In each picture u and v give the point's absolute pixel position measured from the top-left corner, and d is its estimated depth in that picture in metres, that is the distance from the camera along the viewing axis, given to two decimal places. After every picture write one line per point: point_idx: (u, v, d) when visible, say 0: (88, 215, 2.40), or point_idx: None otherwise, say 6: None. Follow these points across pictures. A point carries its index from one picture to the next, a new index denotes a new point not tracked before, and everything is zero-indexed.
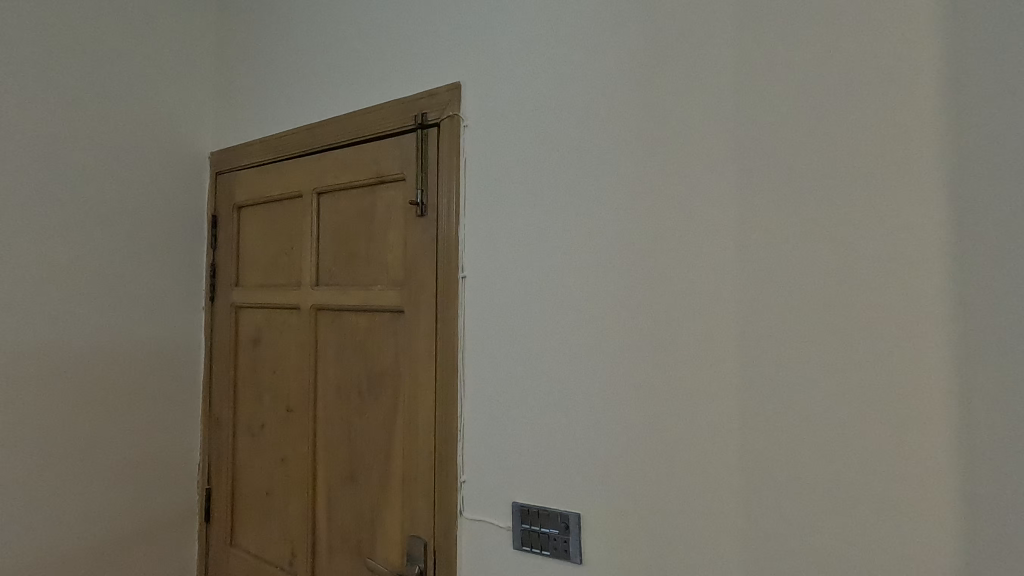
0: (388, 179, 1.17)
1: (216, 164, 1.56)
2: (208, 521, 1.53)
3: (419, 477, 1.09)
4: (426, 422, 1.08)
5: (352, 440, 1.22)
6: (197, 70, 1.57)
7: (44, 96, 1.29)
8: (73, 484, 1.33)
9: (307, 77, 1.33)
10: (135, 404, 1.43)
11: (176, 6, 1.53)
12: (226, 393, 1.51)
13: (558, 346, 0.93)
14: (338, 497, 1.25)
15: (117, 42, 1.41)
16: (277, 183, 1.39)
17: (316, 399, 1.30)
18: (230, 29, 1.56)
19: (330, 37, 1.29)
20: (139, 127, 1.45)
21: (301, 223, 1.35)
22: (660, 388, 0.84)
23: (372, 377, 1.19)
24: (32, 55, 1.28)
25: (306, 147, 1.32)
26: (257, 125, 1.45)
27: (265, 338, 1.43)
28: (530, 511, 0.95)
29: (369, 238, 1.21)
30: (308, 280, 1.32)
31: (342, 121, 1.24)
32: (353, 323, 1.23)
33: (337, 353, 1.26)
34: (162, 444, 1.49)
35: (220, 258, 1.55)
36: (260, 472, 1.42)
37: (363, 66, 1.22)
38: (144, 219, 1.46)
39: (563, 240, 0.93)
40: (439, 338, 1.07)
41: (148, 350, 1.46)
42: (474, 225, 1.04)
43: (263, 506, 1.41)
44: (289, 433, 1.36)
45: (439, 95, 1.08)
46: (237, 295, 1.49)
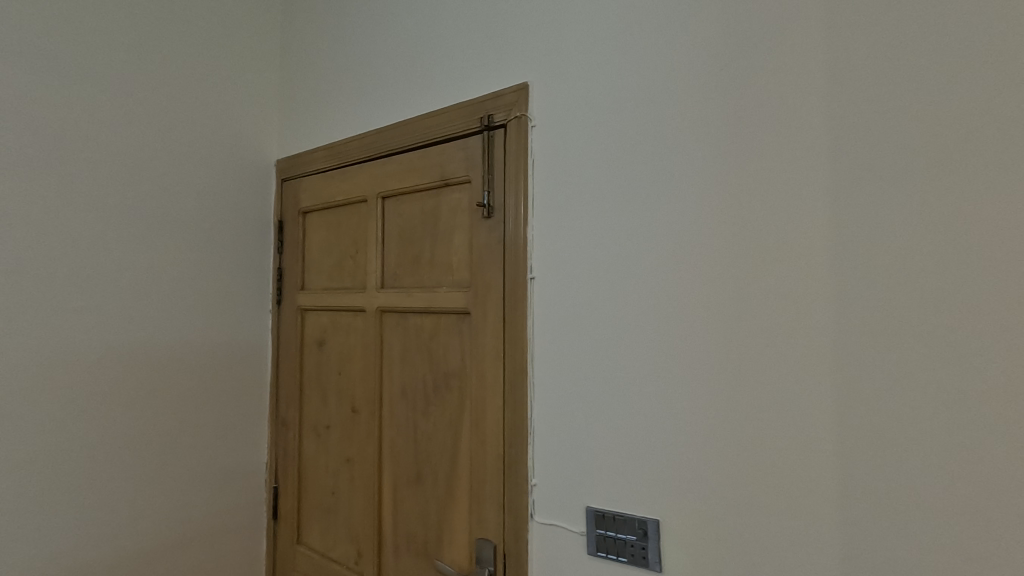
0: (453, 182, 1.17)
1: (282, 171, 1.61)
2: (276, 519, 1.58)
3: (487, 480, 1.09)
4: (493, 425, 1.08)
5: (418, 442, 1.23)
6: (264, 82, 1.63)
7: (129, 110, 1.35)
8: (154, 482, 1.38)
9: (372, 82, 1.36)
10: (209, 406, 1.48)
11: (245, 22, 1.60)
12: (292, 393, 1.55)
13: (632, 347, 0.92)
14: (404, 498, 1.26)
15: (192, 54, 1.47)
16: (342, 188, 1.42)
17: (381, 400, 1.31)
18: (295, 41, 1.62)
19: (394, 43, 1.31)
20: (211, 136, 1.51)
21: (365, 228, 1.38)
22: (746, 390, 0.81)
23: (438, 379, 1.20)
24: (118, 71, 1.34)
25: (370, 153, 1.34)
26: (322, 132, 1.49)
27: (330, 340, 1.46)
28: (606, 516, 0.93)
29: (434, 241, 1.22)
30: (373, 284, 1.34)
31: (406, 125, 1.26)
32: (418, 325, 1.24)
33: (401, 354, 1.27)
34: (233, 444, 1.53)
35: (287, 262, 1.59)
36: (326, 472, 1.45)
37: (426, 70, 1.24)
38: (217, 226, 1.51)
39: (637, 240, 0.91)
40: (507, 340, 1.07)
41: (220, 352, 1.51)
42: (542, 225, 1.03)
43: (329, 505, 1.44)
44: (355, 434, 1.38)
45: (506, 96, 1.08)
46: (303, 298, 1.53)
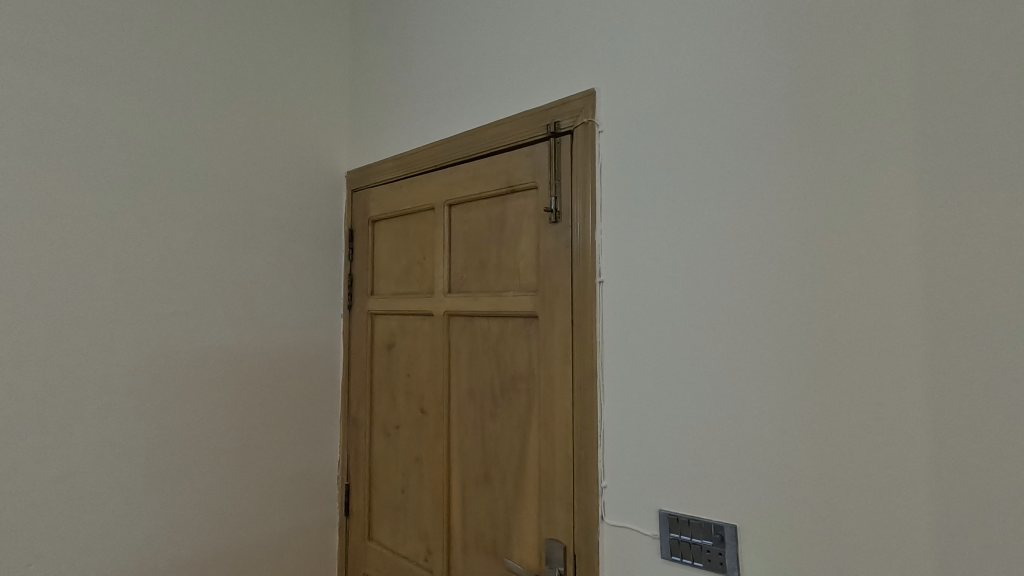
0: (519, 188, 1.20)
1: (352, 182, 1.69)
2: (348, 515, 1.64)
3: (556, 481, 1.10)
4: (562, 426, 1.10)
5: (486, 443, 1.26)
6: (335, 97, 1.72)
7: (215, 127, 1.45)
8: (240, 477, 1.46)
9: (439, 93, 1.41)
10: (287, 406, 1.56)
11: (317, 42, 1.69)
12: (363, 394, 1.61)
13: (705, 349, 0.91)
14: (473, 498, 1.29)
15: (272, 74, 1.57)
16: (410, 197, 1.48)
17: (449, 401, 1.35)
18: (363, 58, 1.70)
19: (460, 55, 1.36)
20: (288, 151, 1.60)
21: (432, 234, 1.43)
22: (828, 395, 0.79)
23: (505, 382, 1.22)
24: (207, 93, 1.44)
25: (438, 162, 1.39)
26: (391, 144, 1.56)
27: (399, 343, 1.52)
28: (679, 519, 0.93)
29: (500, 246, 1.25)
30: (441, 288, 1.38)
31: (473, 134, 1.30)
32: (485, 329, 1.27)
33: (469, 357, 1.31)
34: (309, 442, 1.61)
35: (357, 269, 1.67)
36: (395, 471, 1.51)
37: (493, 80, 1.27)
38: (294, 235, 1.60)
39: (710, 243, 0.91)
40: (575, 343, 1.08)
41: (297, 355, 1.59)
42: (610, 229, 1.05)
43: (399, 503, 1.49)
44: (423, 434, 1.43)
45: (572, 103, 1.10)
46: (373, 303, 1.59)
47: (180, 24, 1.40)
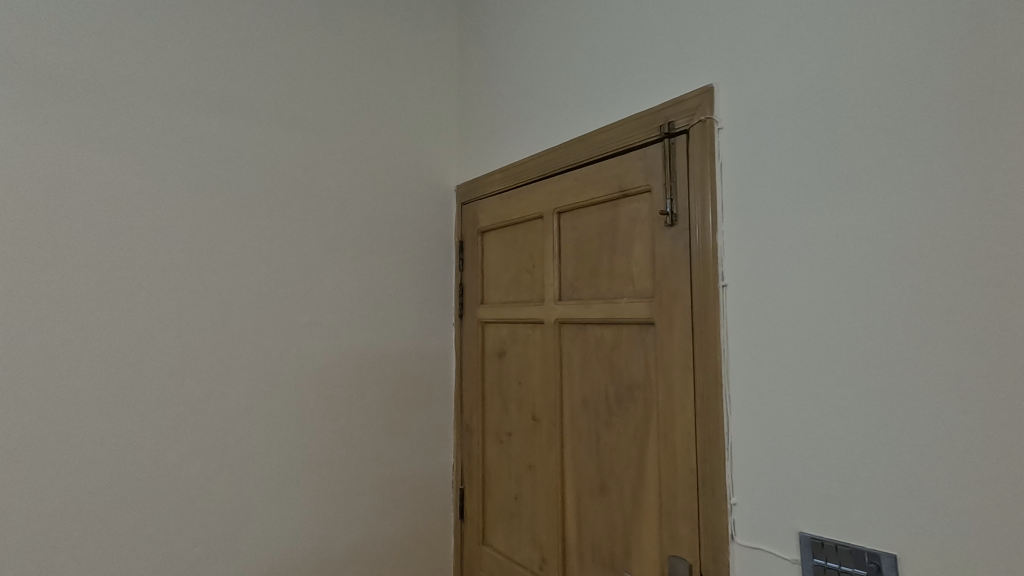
0: (631, 193, 1.18)
1: (462, 195, 1.74)
2: (463, 519, 1.69)
3: (678, 496, 1.05)
4: (684, 438, 1.05)
5: (601, 452, 1.24)
6: (445, 114, 1.79)
7: (340, 150, 1.57)
8: (366, 477, 1.55)
9: (547, 103, 1.43)
10: (407, 411, 1.63)
11: (429, 63, 1.77)
12: (475, 401, 1.65)
13: (849, 357, 0.84)
14: (588, 508, 1.27)
15: (389, 98, 1.67)
16: (518, 207, 1.50)
17: (562, 409, 1.35)
18: (470, 75, 1.76)
19: (569, 64, 1.37)
20: (404, 168, 1.69)
21: (542, 243, 1.43)
22: (1010, 411, 0.70)
23: (621, 391, 1.19)
24: (333, 119, 1.56)
25: (546, 171, 1.40)
26: (499, 156, 1.60)
27: (510, 351, 1.54)
28: (824, 545, 0.85)
29: (612, 253, 1.23)
30: (551, 296, 1.38)
31: (582, 141, 1.30)
32: (598, 336, 1.26)
33: (582, 365, 1.29)
34: (426, 446, 1.67)
35: (467, 279, 1.72)
36: (508, 477, 1.52)
37: (602, 85, 1.27)
38: (409, 247, 1.68)
39: (854, 242, 0.84)
40: (696, 351, 1.03)
41: (414, 362, 1.66)
42: (733, 230, 0.99)
43: (512, 510, 1.51)
44: (536, 442, 1.43)
45: (687, 101, 1.07)
46: (484, 312, 1.63)
47: (310, 58, 1.54)
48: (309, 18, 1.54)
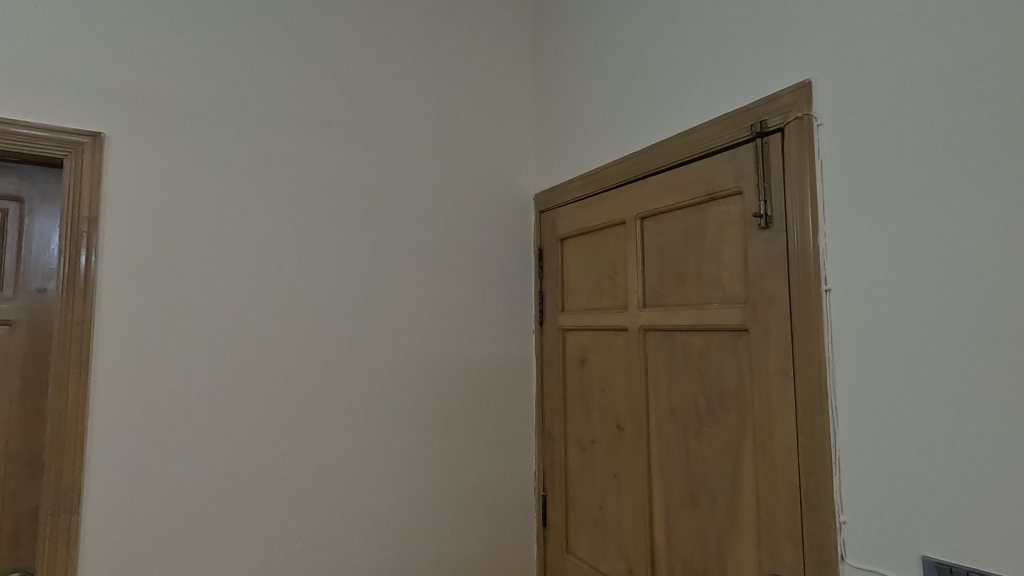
0: (720, 196, 1.15)
1: (540, 203, 1.76)
2: (545, 525, 1.68)
3: (779, 511, 1.00)
4: (784, 450, 1.00)
5: (691, 462, 1.20)
6: (523, 123, 1.82)
7: (425, 164, 1.62)
8: (451, 481, 1.58)
9: (629, 108, 1.42)
10: (489, 417, 1.66)
11: (507, 74, 1.80)
12: (557, 408, 1.65)
13: (976, 366, 0.77)
14: (678, 520, 1.23)
15: (469, 111, 1.72)
16: (599, 213, 1.50)
17: (647, 417, 1.32)
18: (548, 83, 1.78)
19: (652, 67, 1.35)
20: (485, 178, 1.72)
21: (624, 248, 1.42)
22: None
23: (712, 400, 1.15)
24: (418, 134, 1.62)
25: (629, 176, 1.39)
26: (579, 163, 1.60)
27: (592, 358, 1.53)
28: (952, 571, 0.78)
29: (700, 257, 1.19)
30: (635, 302, 1.36)
31: (667, 145, 1.28)
32: (686, 343, 1.22)
33: (669, 372, 1.26)
34: (509, 452, 1.69)
35: (547, 286, 1.72)
36: (592, 485, 1.51)
37: (687, 87, 1.24)
38: (490, 256, 1.71)
39: (979, 240, 0.77)
40: (796, 359, 0.99)
41: (496, 368, 1.69)
42: (836, 231, 0.94)
43: (596, 518, 1.49)
44: (621, 451, 1.41)
45: (781, 98, 1.03)
46: (565, 318, 1.63)
47: (396, 77, 1.61)
48: (395, 40, 1.62)
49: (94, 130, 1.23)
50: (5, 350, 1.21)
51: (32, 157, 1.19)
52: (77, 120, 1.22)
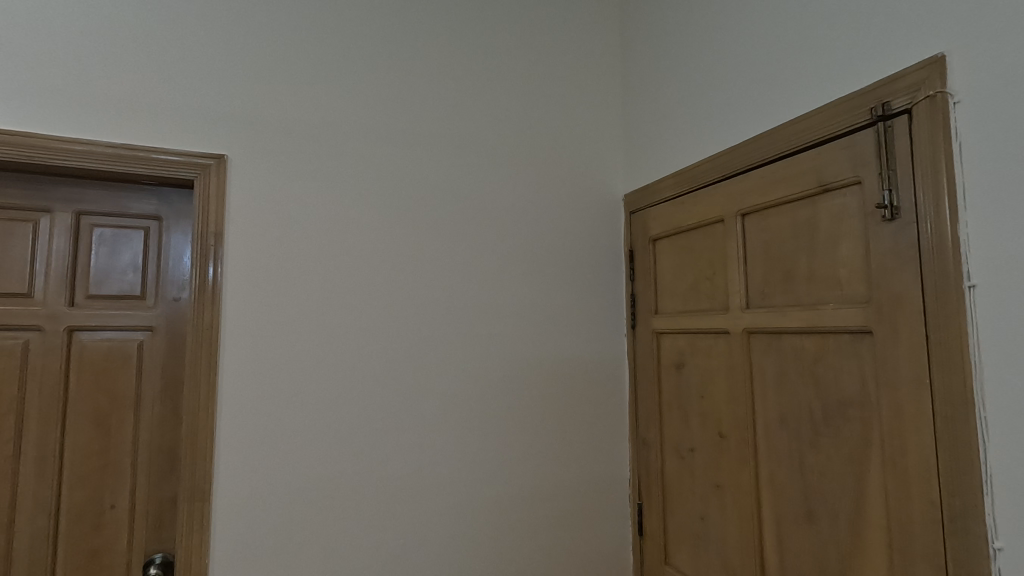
0: (834, 187, 1.06)
1: (630, 203, 1.72)
2: (642, 535, 1.63)
3: (915, 533, 0.91)
4: (920, 465, 0.90)
5: (806, 475, 1.11)
6: (610, 123, 1.79)
7: (514, 168, 1.64)
8: (545, 485, 1.57)
9: (727, 100, 1.35)
10: (582, 422, 1.64)
11: (593, 75, 1.78)
12: (652, 414, 1.60)
13: None
14: (792, 536, 1.14)
15: (557, 115, 1.72)
16: (695, 211, 1.44)
17: (754, 426, 1.24)
18: (636, 81, 1.74)
19: (752, 55, 1.28)
20: (573, 181, 1.71)
21: (723, 247, 1.35)
22: None
23: (830, 408, 1.07)
24: (506, 139, 1.64)
25: (728, 171, 1.32)
26: (672, 160, 1.55)
27: (689, 362, 1.46)
28: None
29: (812, 254, 1.11)
30: (737, 303, 1.29)
31: (771, 136, 1.20)
32: (797, 347, 1.14)
33: (777, 378, 1.18)
34: (601, 459, 1.65)
35: (639, 288, 1.68)
36: (692, 495, 1.44)
37: (794, 73, 1.17)
38: (580, 259, 1.69)
39: None
40: (933, 363, 0.89)
41: (588, 373, 1.66)
42: (980, 219, 0.84)
43: (698, 531, 1.42)
44: (724, 460, 1.33)
45: (907, 76, 0.93)
46: (659, 321, 1.58)
47: (485, 85, 1.63)
48: (484, 50, 1.65)
49: (219, 152, 1.35)
50: (149, 353, 1.35)
51: (168, 179, 1.32)
52: (204, 143, 1.34)
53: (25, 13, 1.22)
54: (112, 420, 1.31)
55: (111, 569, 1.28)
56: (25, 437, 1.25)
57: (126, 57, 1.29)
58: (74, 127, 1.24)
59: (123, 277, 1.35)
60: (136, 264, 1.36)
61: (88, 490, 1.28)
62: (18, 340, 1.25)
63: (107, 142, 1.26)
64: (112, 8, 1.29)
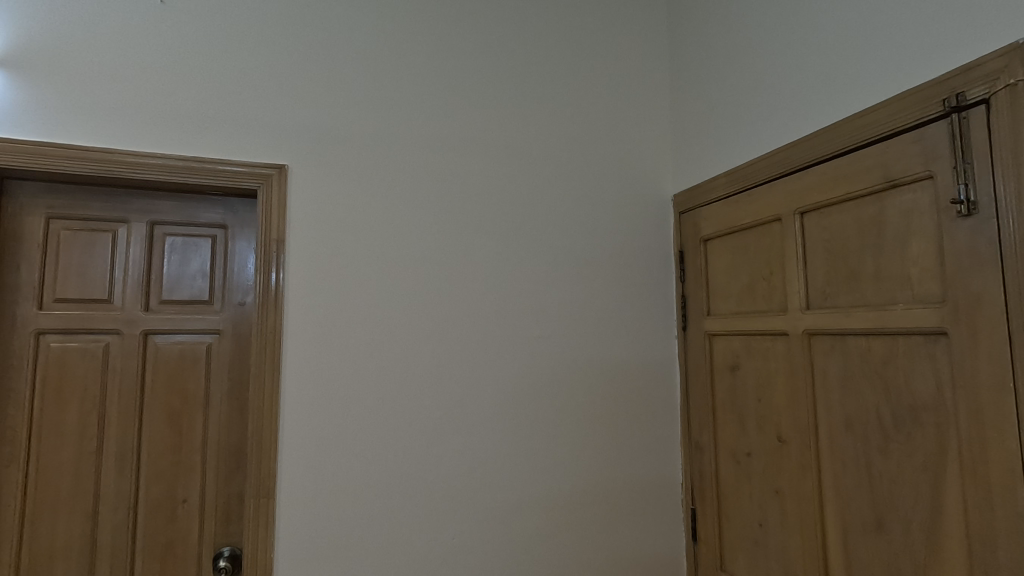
0: (903, 182, 1.02)
1: (680, 203, 1.69)
2: (696, 541, 1.59)
3: (999, 546, 0.86)
4: (1004, 474, 0.86)
5: (876, 483, 1.07)
6: (658, 123, 1.77)
7: (562, 171, 1.64)
8: (596, 489, 1.57)
9: (782, 97, 1.31)
10: (633, 426, 1.62)
11: (640, 75, 1.77)
12: (706, 417, 1.56)
13: None
14: (860, 546, 1.10)
15: (604, 116, 1.71)
16: (750, 210, 1.40)
17: (816, 431, 1.20)
18: (685, 80, 1.71)
19: (810, 48, 1.24)
20: (621, 182, 1.70)
21: (780, 246, 1.31)
22: None
23: (901, 413, 1.02)
24: (553, 142, 1.64)
25: (785, 169, 1.29)
26: (724, 159, 1.52)
27: (745, 365, 1.43)
28: None
29: (879, 252, 1.07)
30: (797, 304, 1.25)
31: (831, 132, 1.17)
32: (863, 349, 1.10)
33: (842, 382, 1.14)
34: (653, 463, 1.63)
35: (690, 289, 1.65)
36: (750, 502, 1.41)
37: (855, 66, 1.13)
38: (628, 260, 1.68)
39: None
40: (1017, 367, 0.84)
41: (638, 376, 1.64)
42: None
43: (757, 539, 1.38)
44: (784, 466, 1.30)
45: (983, 66, 0.89)
46: (712, 323, 1.55)
47: (532, 89, 1.64)
48: (530, 55, 1.66)
49: (279, 162, 1.40)
50: (216, 356, 1.42)
51: (233, 190, 1.38)
52: (266, 154, 1.40)
53: (103, 37, 1.31)
54: (184, 419, 1.38)
55: (184, 561, 1.35)
56: (107, 435, 1.33)
57: (193, 75, 1.36)
58: (149, 142, 1.32)
59: (193, 282, 1.42)
60: (205, 270, 1.43)
61: (163, 486, 1.36)
62: (99, 344, 1.34)
63: (178, 156, 1.33)
64: (180, 29, 1.36)
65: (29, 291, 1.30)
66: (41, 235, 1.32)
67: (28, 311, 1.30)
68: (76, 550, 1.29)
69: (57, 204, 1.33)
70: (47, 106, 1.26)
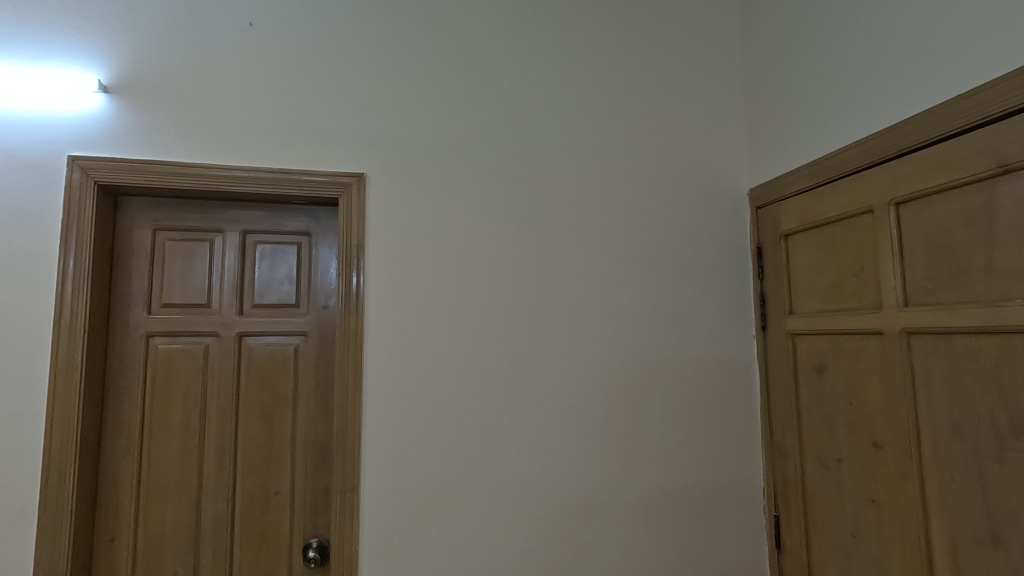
0: (1018, 166, 0.94)
1: (757, 198, 1.63)
2: (780, 550, 1.53)
3: None
4: None
5: (989, 493, 0.99)
6: (731, 115, 1.71)
7: (631, 168, 1.62)
8: (673, 492, 1.53)
9: (871, 81, 1.24)
10: (710, 427, 1.57)
11: (711, 67, 1.72)
12: (790, 421, 1.49)
13: None
14: (970, 561, 1.02)
15: (673, 111, 1.67)
16: (836, 203, 1.33)
17: (918, 437, 1.12)
18: (760, 69, 1.65)
19: (902, 28, 1.16)
20: (693, 178, 1.65)
21: (872, 240, 1.24)
22: None
23: (1019, 419, 0.94)
24: (622, 140, 1.62)
25: (876, 158, 1.22)
26: (805, 150, 1.45)
27: (833, 365, 1.35)
28: None
29: (991, 243, 0.99)
30: (893, 300, 1.18)
31: (930, 116, 1.09)
32: (973, 348, 1.01)
33: (947, 383, 1.06)
34: (732, 466, 1.58)
35: (770, 286, 1.58)
36: (840, 510, 1.33)
37: (956, 43, 1.05)
38: (702, 257, 1.63)
39: None
40: None
41: (714, 377, 1.59)
42: None
43: (849, 549, 1.30)
44: (880, 473, 1.22)
45: None
46: (794, 322, 1.48)
47: (599, 88, 1.63)
48: (597, 53, 1.65)
49: (358, 171, 1.46)
50: (303, 356, 1.49)
51: (316, 198, 1.46)
52: (345, 164, 1.46)
53: (197, 61, 1.41)
54: (275, 416, 1.46)
55: (277, 550, 1.43)
56: (207, 430, 1.43)
57: (277, 92, 1.44)
58: (240, 157, 1.41)
59: (281, 287, 1.51)
60: (291, 275, 1.51)
61: (257, 478, 1.44)
62: (200, 345, 1.44)
63: (266, 168, 1.41)
64: (265, 49, 1.45)
65: (139, 297, 1.42)
66: (149, 246, 1.44)
67: (139, 316, 1.42)
68: (182, 536, 1.39)
69: (161, 217, 1.45)
70: (153, 128, 1.37)
